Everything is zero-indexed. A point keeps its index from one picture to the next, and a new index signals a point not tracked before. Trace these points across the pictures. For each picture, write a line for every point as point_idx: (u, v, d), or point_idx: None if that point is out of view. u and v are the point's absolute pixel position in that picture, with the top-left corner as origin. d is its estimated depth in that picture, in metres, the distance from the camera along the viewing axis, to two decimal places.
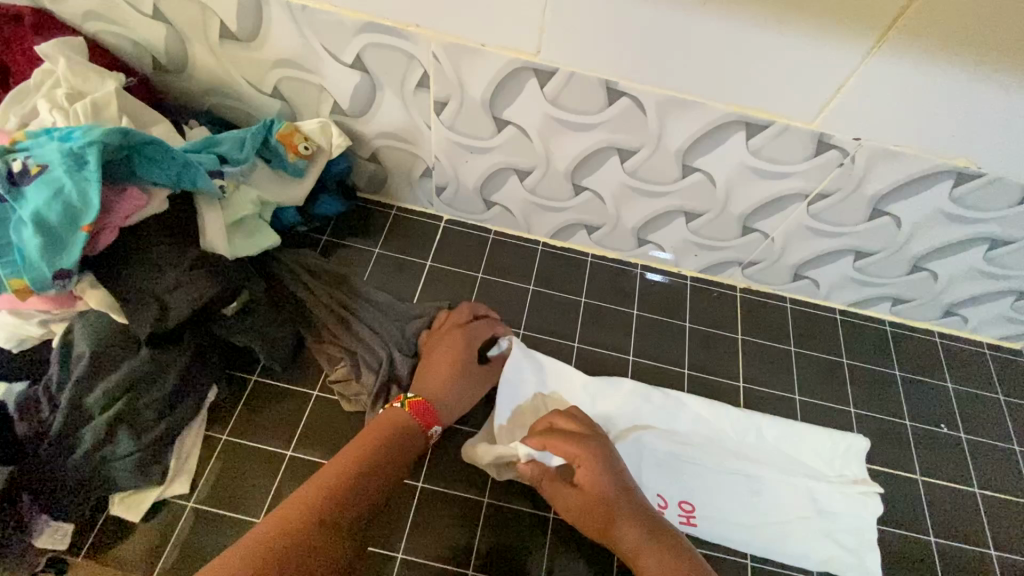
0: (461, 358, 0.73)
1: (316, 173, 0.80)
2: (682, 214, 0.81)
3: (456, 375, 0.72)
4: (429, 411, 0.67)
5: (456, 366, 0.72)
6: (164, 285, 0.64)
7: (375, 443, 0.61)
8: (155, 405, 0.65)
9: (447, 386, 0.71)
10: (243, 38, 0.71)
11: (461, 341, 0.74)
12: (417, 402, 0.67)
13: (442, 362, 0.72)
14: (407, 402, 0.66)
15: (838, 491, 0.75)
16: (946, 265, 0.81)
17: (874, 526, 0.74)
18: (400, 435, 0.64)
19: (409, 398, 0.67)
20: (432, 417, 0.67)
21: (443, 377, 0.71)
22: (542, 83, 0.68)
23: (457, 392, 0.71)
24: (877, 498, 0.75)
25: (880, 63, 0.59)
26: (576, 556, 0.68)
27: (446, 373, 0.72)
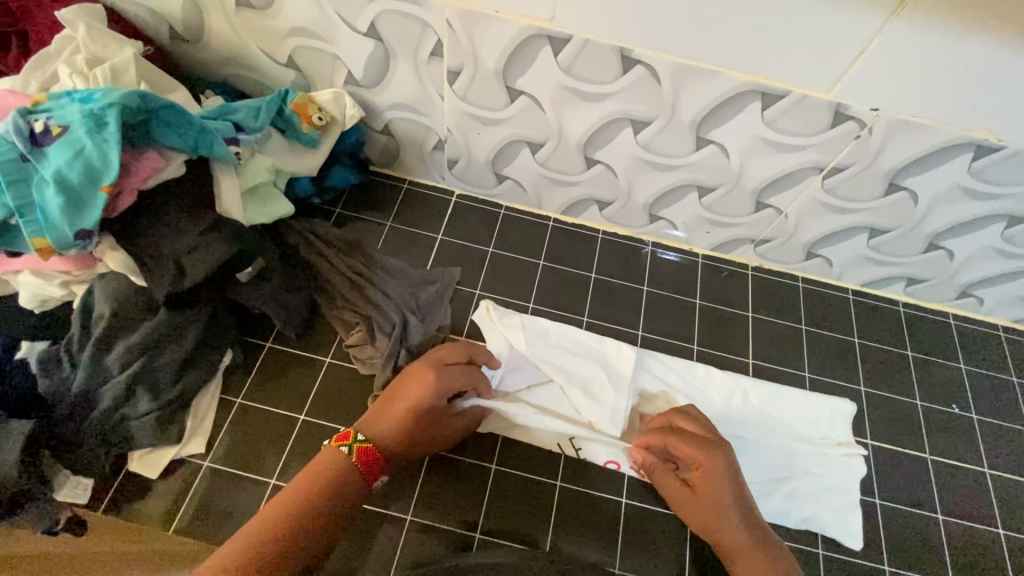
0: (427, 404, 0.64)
1: (330, 144, 0.81)
2: (695, 189, 0.81)
3: (415, 422, 0.64)
4: (376, 462, 0.60)
5: (418, 416, 0.64)
6: (182, 248, 0.65)
7: (321, 488, 0.57)
8: (171, 366, 0.67)
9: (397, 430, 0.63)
10: (258, 5, 0.72)
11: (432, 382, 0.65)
12: (367, 448, 0.60)
13: (402, 408, 0.64)
14: (354, 450, 0.59)
15: (823, 456, 0.76)
16: (962, 244, 0.79)
17: (857, 487, 0.75)
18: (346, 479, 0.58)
19: (358, 443, 0.60)
20: (379, 468, 0.60)
21: (399, 420, 0.63)
22: (556, 50, 0.67)
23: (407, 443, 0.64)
24: (860, 459, 0.76)
25: (903, 30, 0.57)
26: (580, 524, 0.69)
27: (405, 415, 0.64)
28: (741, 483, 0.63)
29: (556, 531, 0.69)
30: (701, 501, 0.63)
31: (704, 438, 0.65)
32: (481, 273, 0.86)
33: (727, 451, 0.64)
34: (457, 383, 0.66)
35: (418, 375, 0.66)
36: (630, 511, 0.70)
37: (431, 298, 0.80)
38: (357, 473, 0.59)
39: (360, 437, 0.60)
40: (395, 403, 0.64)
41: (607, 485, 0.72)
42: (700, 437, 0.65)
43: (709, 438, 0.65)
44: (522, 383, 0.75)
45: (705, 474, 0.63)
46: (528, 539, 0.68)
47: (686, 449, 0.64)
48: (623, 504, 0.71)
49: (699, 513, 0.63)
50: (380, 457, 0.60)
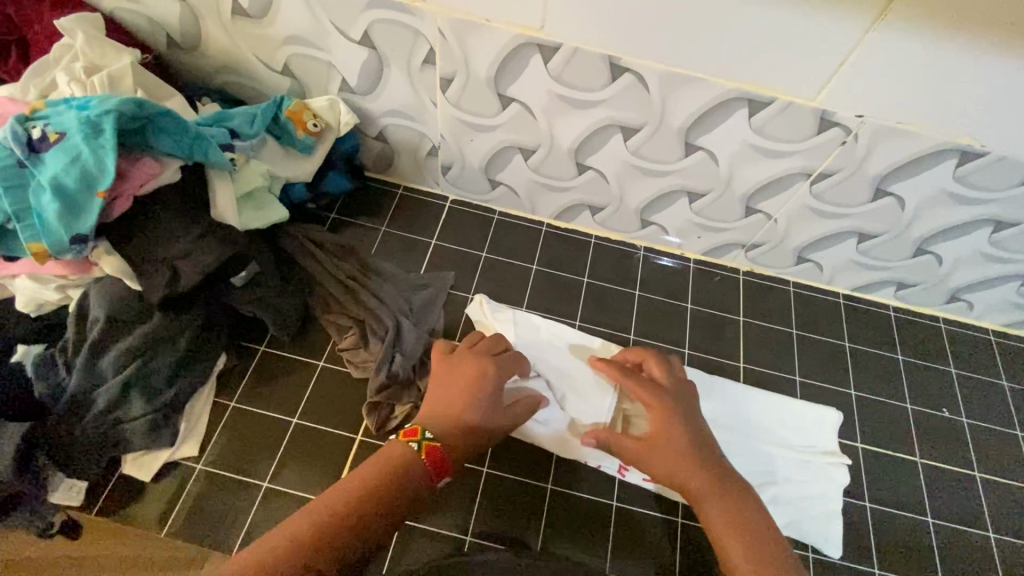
0: (481, 394, 0.63)
1: (325, 150, 0.82)
2: (685, 194, 0.81)
3: (477, 418, 0.61)
4: (444, 460, 0.56)
5: (474, 404, 0.62)
6: (175, 252, 0.66)
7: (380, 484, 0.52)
8: (166, 369, 0.68)
9: (460, 427, 0.60)
10: (254, 14, 0.73)
11: (481, 372, 0.65)
12: (434, 444, 0.56)
13: (458, 400, 0.62)
14: (423, 446, 0.55)
15: (807, 461, 0.77)
16: (950, 248, 0.80)
17: (838, 497, 0.75)
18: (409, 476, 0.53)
19: (426, 440, 0.56)
20: (446, 468, 0.56)
21: (464, 412, 0.61)
22: (546, 58, 0.68)
23: (473, 437, 0.61)
24: (844, 468, 0.77)
25: (885, 38, 0.58)
26: (571, 529, 0.69)
27: (462, 411, 0.61)
28: (699, 428, 0.64)
29: (546, 536, 0.69)
30: (658, 441, 0.62)
31: (659, 386, 0.67)
32: (474, 278, 0.87)
33: (684, 399, 0.66)
34: (501, 374, 0.67)
35: (465, 366, 0.66)
36: (620, 515, 0.71)
37: (424, 302, 0.81)
38: (425, 473, 0.54)
39: (428, 435, 0.56)
40: (451, 403, 0.62)
41: (599, 487, 0.72)
42: (657, 384, 0.68)
43: (665, 386, 0.68)
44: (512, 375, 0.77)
45: (661, 411, 0.64)
46: (518, 543, 0.68)
47: (641, 391, 0.67)
48: (613, 507, 0.71)
49: (654, 456, 0.61)
50: (447, 456, 0.56)
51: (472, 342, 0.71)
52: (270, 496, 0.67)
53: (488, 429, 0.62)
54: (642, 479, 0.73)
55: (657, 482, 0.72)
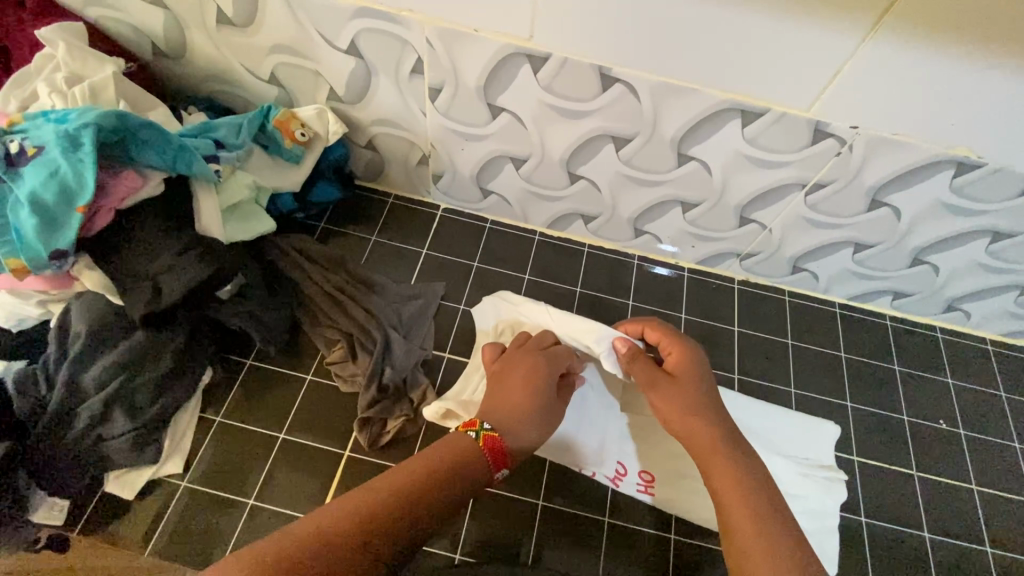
0: (540, 385, 0.63)
1: (313, 160, 0.81)
2: (679, 204, 0.80)
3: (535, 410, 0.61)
4: (502, 451, 0.57)
5: (534, 395, 0.62)
6: (158, 267, 0.64)
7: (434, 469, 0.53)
8: (149, 385, 0.66)
9: (522, 420, 0.60)
10: (239, 23, 0.71)
11: (536, 365, 0.65)
12: (491, 435, 0.57)
13: (516, 391, 0.62)
14: (481, 435, 0.57)
15: (802, 473, 0.75)
16: (947, 258, 0.79)
17: (835, 512, 0.74)
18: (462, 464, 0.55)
19: (483, 429, 0.57)
20: (503, 459, 0.57)
21: (524, 402, 0.61)
22: (536, 68, 0.67)
23: (534, 428, 0.61)
24: (841, 484, 0.76)
25: (880, 49, 0.57)
26: (562, 546, 0.68)
27: (521, 404, 0.61)
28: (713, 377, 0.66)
29: (537, 553, 0.67)
30: (680, 387, 0.63)
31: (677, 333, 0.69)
32: (465, 288, 0.86)
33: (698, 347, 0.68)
34: (560, 363, 0.67)
35: (522, 359, 0.66)
36: (612, 531, 0.70)
37: (414, 314, 0.80)
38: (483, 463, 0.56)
39: (487, 425, 0.58)
40: (510, 396, 0.62)
41: (590, 502, 0.71)
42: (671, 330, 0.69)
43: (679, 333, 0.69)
44: None
45: (680, 358, 0.65)
46: (509, 560, 0.67)
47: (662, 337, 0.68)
48: (606, 523, 0.70)
49: (677, 400, 0.61)
50: (506, 449, 0.57)
51: (521, 340, 0.70)
52: (256, 513, 0.66)
53: (548, 420, 0.63)
54: (636, 491, 0.72)
55: (648, 495, 0.71)
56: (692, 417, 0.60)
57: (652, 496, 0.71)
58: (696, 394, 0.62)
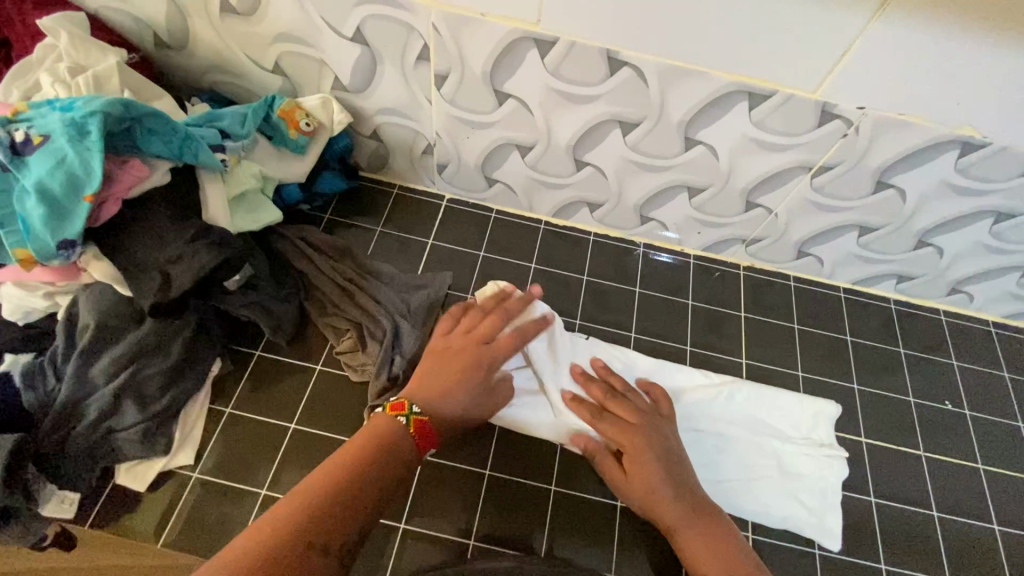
0: (470, 373, 0.66)
1: (318, 150, 0.80)
2: (685, 190, 0.81)
3: (466, 401, 0.65)
4: (428, 436, 0.61)
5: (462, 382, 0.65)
6: (167, 257, 0.63)
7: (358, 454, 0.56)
8: (159, 375, 0.66)
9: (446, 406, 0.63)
10: (243, 12, 0.71)
11: (472, 356, 0.67)
12: (421, 421, 0.60)
13: (447, 376, 0.65)
14: (412, 420, 0.60)
15: (807, 454, 0.76)
16: (952, 240, 0.79)
17: (838, 489, 0.74)
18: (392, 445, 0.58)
19: (414, 415, 0.61)
20: (430, 442, 0.61)
21: (453, 390, 0.64)
22: (542, 53, 0.67)
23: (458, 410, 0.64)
24: (841, 460, 0.76)
25: (887, 28, 0.57)
26: (574, 532, 0.68)
27: (448, 389, 0.64)
28: (677, 462, 0.65)
29: (551, 540, 0.68)
30: (640, 481, 0.63)
31: (630, 424, 0.67)
32: (471, 278, 0.86)
33: (659, 432, 0.67)
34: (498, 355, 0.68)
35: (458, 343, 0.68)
36: (625, 517, 0.70)
37: (422, 303, 0.77)
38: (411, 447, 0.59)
39: (417, 410, 0.61)
40: (448, 381, 0.65)
41: (603, 488, 0.71)
42: (626, 421, 0.67)
43: (636, 423, 0.67)
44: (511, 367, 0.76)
45: (634, 449, 0.65)
46: (523, 547, 0.67)
47: (615, 432, 0.67)
48: (618, 508, 0.70)
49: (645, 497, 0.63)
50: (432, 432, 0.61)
51: (473, 322, 0.71)
52: (268, 504, 0.66)
53: (475, 407, 0.66)
54: None
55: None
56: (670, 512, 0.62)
57: None
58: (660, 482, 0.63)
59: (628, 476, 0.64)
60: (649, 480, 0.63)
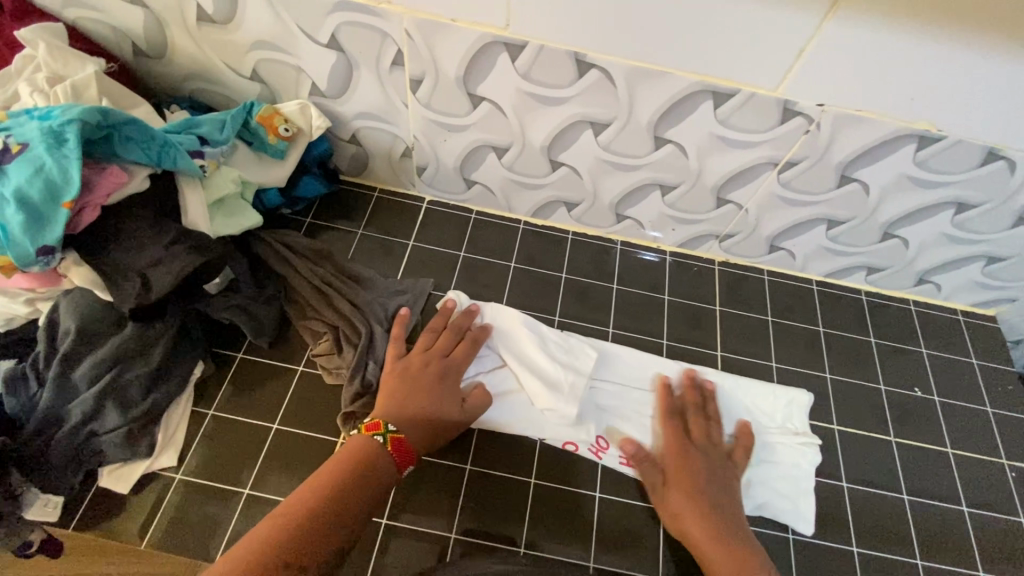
0: (433, 388, 0.69)
1: (297, 155, 0.82)
2: (658, 187, 0.83)
3: (441, 413, 0.68)
4: (406, 451, 0.63)
5: (430, 398, 0.68)
6: (147, 261, 0.64)
7: (340, 481, 0.59)
8: (140, 380, 0.67)
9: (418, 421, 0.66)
10: (219, 20, 0.72)
11: (435, 371, 0.71)
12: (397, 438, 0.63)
13: (417, 393, 0.68)
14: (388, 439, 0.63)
15: (780, 441, 0.78)
16: (916, 231, 0.82)
17: (810, 475, 0.76)
18: (360, 466, 0.60)
19: (390, 432, 0.63)
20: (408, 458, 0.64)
21: (422, 405, 0.67)
22: (513, 57, 0.69)
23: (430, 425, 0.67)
24: (814, 449, 0.78)
25: (840, 27, 0.60)
26: (554, 522, 0.70)
27: (417, 405, 0.67)
28: (726, 487, 0.69)
29: (531, 531, 0.69)
30: (681, 485, 0.68)
31: (691, 441, 0.72)
32: (452, 277, 0.87)
33: (715, 454, 0.72)
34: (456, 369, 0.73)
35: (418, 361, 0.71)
36: (603, 507, 0.72)
37: (399, 308, 0.80)
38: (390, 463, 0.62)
39: (390, 428, 0.63)
40: (417, 399, 0.68)
41: (581, 479, 0.73)
42: (690, 439, 0.73)
43: (697, 442, 0.72)
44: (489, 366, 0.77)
45: (683, 461, 0.70)
46: (503, 538, 0.68)
47: (673, 442, 0.72)
48: (596, 498, 0.72)
49: (680, 502, 0.67)
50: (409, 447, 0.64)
51: (426, 341, 0.75)
52: (251, 503, 0.67)
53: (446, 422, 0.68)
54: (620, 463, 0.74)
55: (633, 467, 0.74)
56: (705, 525, 0.65)
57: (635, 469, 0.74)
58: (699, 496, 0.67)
59: (670, 484, 0.69)
60: (691, 490, 0.68)
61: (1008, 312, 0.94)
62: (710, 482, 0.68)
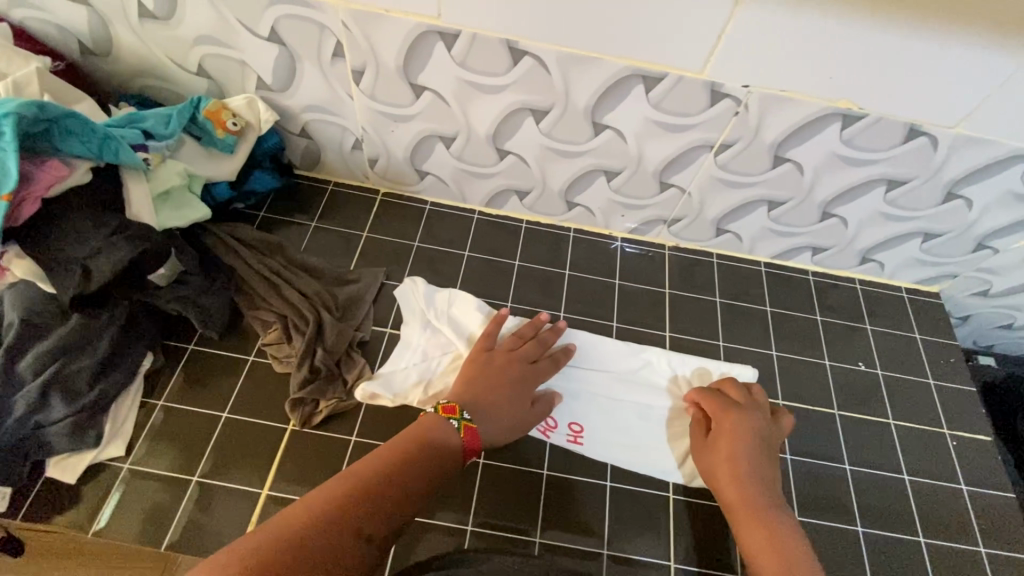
0: (508, 389, 0.71)
1: (247, 149, 0.83)
2: (603, 173, 0.85)
3: (506, 412, 0.70)
4: (476, 444, 0.66)
5: (503, 398, 0.70)
6: (86, 251, 0.65)
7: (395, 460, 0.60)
8: (87, 370, 0.68)
9: (486, 417, 0.68)
10: (161, 16, 0.73)
11: (514, 374, 0.73)
12: (469, 429, 0.66)
13: (490, 391, 0.70)
14: (462, 427, 0.65)
15: None
16: (852, 210, 0.84)
17: None
18: (431, 445, 0.63)
19: (464, 421, 0.66)
20: (474, 450, 0.66)
21: (495, 404, 0.70)
22: (449, 45, 0.70)
23: (495, 422, 0.69)
24: None
25: (754, 9, 0.62)
26: (500, 501, 0.72)
27: (491, 402, 0.69)
28: (767, 449, 0.69)
29: (478, 510, 0.71)
30: (719, 449, 0.69)
31: (736, 406, 0.72)
32: (405, 267, 0.89)
33: (751, 416, 0.71)
34: (535, 375, 0.74)
35: (497, 361, 0.74)
36: (550, 484, 0.74)
37: (349, 296, 0.82)
38: (458, 450, 0.65)
39: (467, 416, 0.67)
40: (485, 394, 0.70)
41: (529, 458, 0.75)
42: (734, 404, 0.73)
43: (742, 406, 0.72)
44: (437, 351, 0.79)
45: (729, 423, 0.70)
46: (451, 516, 0.70)
47: (714, 409, 0.73)
48: (544, 476, 0.74)
49: (716, 463, 0.68)
50: (480, 439, 0.66)
51: (512, 344, 0.77)
52: (199, 490, 0.68)
53: (515, 424, 0.70)
54: (566, 441, 0.77)
55: (579, 444, 0.76)
56: (744, 483, 0.65)
57: (581, 446, 0.76)
58: (737, 458, 0.67)
59: (710, 447, 0.70)
60: (727, 451, 0.68)
61: (950, 288, 0.97)
62: (747, 443, 0.68)
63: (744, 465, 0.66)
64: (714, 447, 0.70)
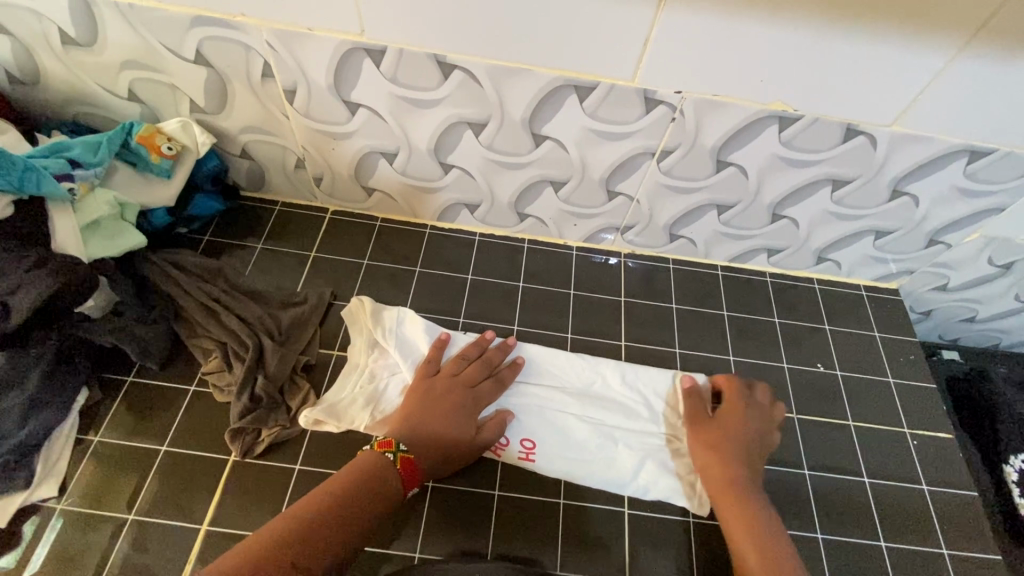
0: (449, 415, 0.70)
1: (184, 173, 0.81)
2: (549, 184, 0.84)
3: (449, 439, 0.69)
4: (415, 473, 0.65)
5: (443, 425, 0.70)
6: (6, 288, 0.64)
7: (338, 494, 0.60)
8: (15, 410, 0.66)
9: (425, 446, 0.68)
10: (83, 42, 0.72)
11: (456, 399, 0.72)
12: (406, 459, 0.65)
13: (429, 419, 0.70)
14: (398, 458, 0.64)
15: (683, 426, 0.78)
16: (802, 211, 0.83)
17: None
18: (375, 475, 0.62)
19: (401, 453, 0.65)
20: (414, 480, 0.65)
21: (434, 432, 0.69)
22: (377, 62, 0.69)
23: (436, 451, 0.68)
24: None
25: (677, 14, 0.61)
26: (448, 525, 0.70)
27: (430, 431, 0.69)
28: (762, 445, 0.74)
29: (426, 535, 0.69)
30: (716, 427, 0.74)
31: (752, 403, 0.77)
32: (353, 286, 0.87)
33: (739, 429, 0.73)
34: (479, 398, 0.73)
35: (438, 387, 0.73)
36: (501, 503, 0.72)
37: (293, 319, 0.80)
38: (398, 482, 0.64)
39: (402, 447, 0.66)
40: (426, 422, 0.69)
41: (480, 478, 0.73)
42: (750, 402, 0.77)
43: (756, 407, 0.76)
44: (384, 372, 0.77)
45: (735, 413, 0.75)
46: (400, 543, 0.68)
47: (701, 429, 0.74)
48: (495, 495, 0.72)
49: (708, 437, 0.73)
50: (418, 470, 0.66)
51: (456, 367, 0.76)
52: (134, 527, 0.66)
53: (458, 450, 0.70)
54: (518, 459, 0.74)
55: (531, 461, 0.74)
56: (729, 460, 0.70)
57: (533, 463, 0.74)
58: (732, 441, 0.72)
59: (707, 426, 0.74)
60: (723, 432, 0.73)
61: (909, 284, 0.96)
62: (748, 433, 0.73)
63: (735, 447, 0.72)
64: (713, 426, 0.74)
